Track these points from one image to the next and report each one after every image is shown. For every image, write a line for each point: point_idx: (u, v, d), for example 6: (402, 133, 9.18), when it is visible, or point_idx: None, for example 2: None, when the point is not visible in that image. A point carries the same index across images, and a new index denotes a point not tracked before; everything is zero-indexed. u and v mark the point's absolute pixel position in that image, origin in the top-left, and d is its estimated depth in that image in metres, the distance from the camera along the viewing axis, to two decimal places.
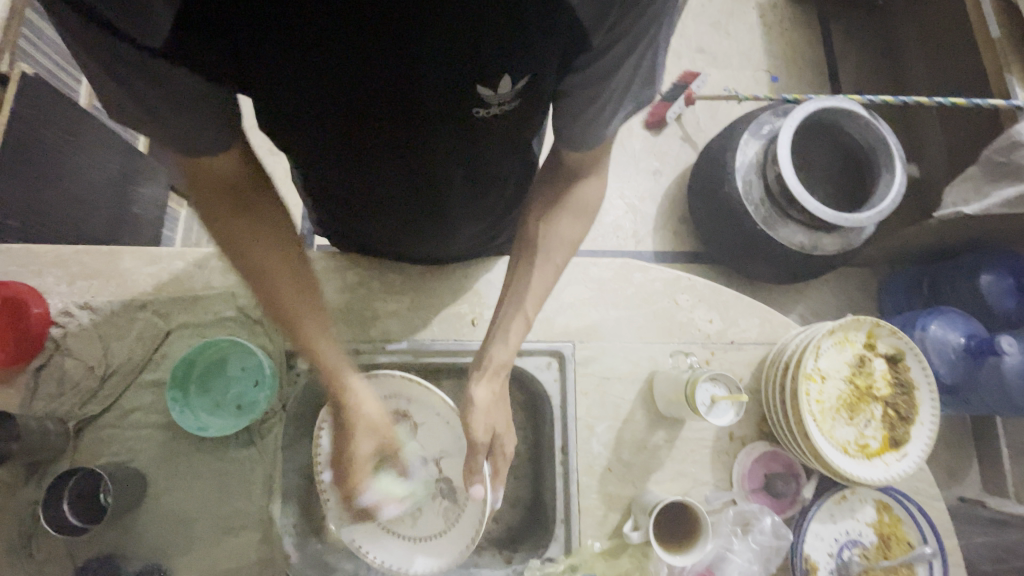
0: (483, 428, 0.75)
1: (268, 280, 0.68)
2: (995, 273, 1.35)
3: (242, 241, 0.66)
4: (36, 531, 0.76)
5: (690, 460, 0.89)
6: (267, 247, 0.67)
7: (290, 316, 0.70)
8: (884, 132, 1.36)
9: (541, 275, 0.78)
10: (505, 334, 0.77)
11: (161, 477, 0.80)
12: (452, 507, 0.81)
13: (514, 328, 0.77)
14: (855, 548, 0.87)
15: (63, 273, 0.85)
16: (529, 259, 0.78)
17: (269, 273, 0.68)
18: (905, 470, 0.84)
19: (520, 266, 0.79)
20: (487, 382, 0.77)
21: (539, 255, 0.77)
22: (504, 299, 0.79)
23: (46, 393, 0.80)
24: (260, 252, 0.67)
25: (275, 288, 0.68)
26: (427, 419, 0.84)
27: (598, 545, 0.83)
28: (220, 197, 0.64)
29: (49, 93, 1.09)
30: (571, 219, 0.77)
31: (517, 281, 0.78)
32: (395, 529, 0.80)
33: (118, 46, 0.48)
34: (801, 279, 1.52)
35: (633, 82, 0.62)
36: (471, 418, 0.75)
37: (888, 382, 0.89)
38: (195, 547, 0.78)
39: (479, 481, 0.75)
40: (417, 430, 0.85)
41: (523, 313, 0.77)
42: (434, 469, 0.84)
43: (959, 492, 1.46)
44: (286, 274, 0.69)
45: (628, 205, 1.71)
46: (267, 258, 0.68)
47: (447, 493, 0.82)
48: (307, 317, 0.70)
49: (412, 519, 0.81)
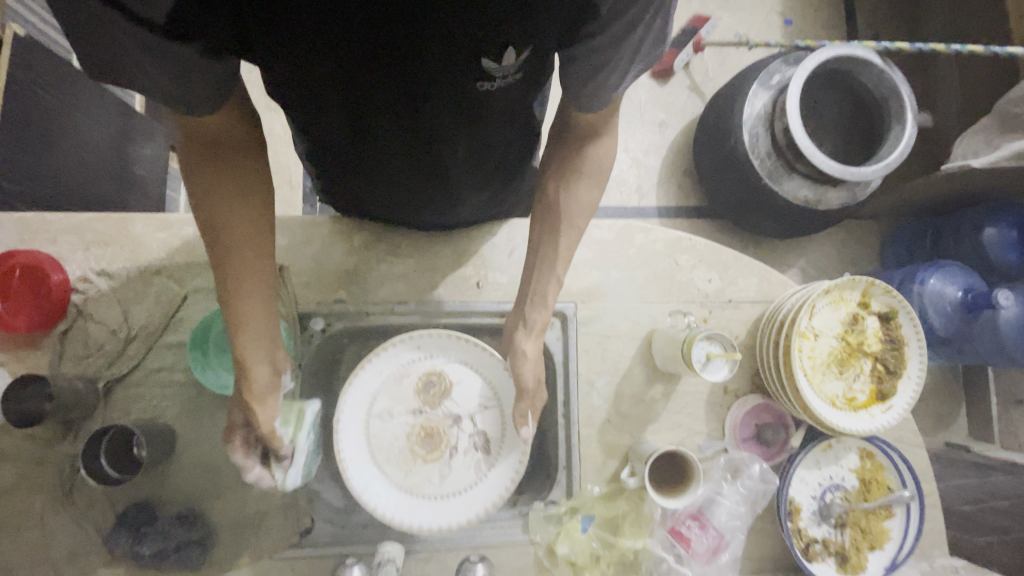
0: (532, 375, 0.78)
1: (229, 255, 0.64)
2: (1000, 227, 1.34)
3: (226, 217, 0.63)
4: (76, 482, 0.82)
5: (685, 412, 0.94)
6: (242, 212, 0.64)
7: (229, 309, 0.66)
8: (898, 81, 1.31)
9: (568, 241, 0.77)
10: (542, 296, 0.78)
11: (188, 432, 0.85)
12: (485, 459, 0.82)
13: (551, 291, 0.78)
14: (837, 491, 0.93)
15: (77, 240, 0.87)
16: (552, 227, 0.76)
17: (232, 241, 0.64)
18: (890, 421, 0.89)
19: (543, 233, 0.78)
20: (535, 337, 0.79)
21: (561, 222, 0.75)
22: (532, 265, 0.79)
23: (73, 355, 0.85)
24: (232, 222, 0.63)
25: (232, 268, 0.65)
26: (460, 377, 0.84)
27: (597, 489, 0.90)
28: (206, 159, 0.60)
29: (43, 54, 1.08)
30: (584, 196, 0.75)
31: (541, 248, 0.78)
32: (418, 490, 0.80)
33: (129, 28, 0.47)
34: (804, 232, 1.53)
35: (644, 42, 0.58)
36: (520, 367, 0.79)
37: (879, 339, 0.92)
38: (225, 494, 0.84)
39: (527, 423, 0.79)
40: (450, 390, 0.83)
41: (557, 276, 0.78)
42: (468, 425, 0.83)
43: (945, 438, 1.53)
44: (251, 254, 0.66)
45: (633, 159, 1.69)
46: (247, 230, 0.65)
47: (481, 447, 0.83)
48: (249, 290, 0.66)
49: (439, 477, 0.81)
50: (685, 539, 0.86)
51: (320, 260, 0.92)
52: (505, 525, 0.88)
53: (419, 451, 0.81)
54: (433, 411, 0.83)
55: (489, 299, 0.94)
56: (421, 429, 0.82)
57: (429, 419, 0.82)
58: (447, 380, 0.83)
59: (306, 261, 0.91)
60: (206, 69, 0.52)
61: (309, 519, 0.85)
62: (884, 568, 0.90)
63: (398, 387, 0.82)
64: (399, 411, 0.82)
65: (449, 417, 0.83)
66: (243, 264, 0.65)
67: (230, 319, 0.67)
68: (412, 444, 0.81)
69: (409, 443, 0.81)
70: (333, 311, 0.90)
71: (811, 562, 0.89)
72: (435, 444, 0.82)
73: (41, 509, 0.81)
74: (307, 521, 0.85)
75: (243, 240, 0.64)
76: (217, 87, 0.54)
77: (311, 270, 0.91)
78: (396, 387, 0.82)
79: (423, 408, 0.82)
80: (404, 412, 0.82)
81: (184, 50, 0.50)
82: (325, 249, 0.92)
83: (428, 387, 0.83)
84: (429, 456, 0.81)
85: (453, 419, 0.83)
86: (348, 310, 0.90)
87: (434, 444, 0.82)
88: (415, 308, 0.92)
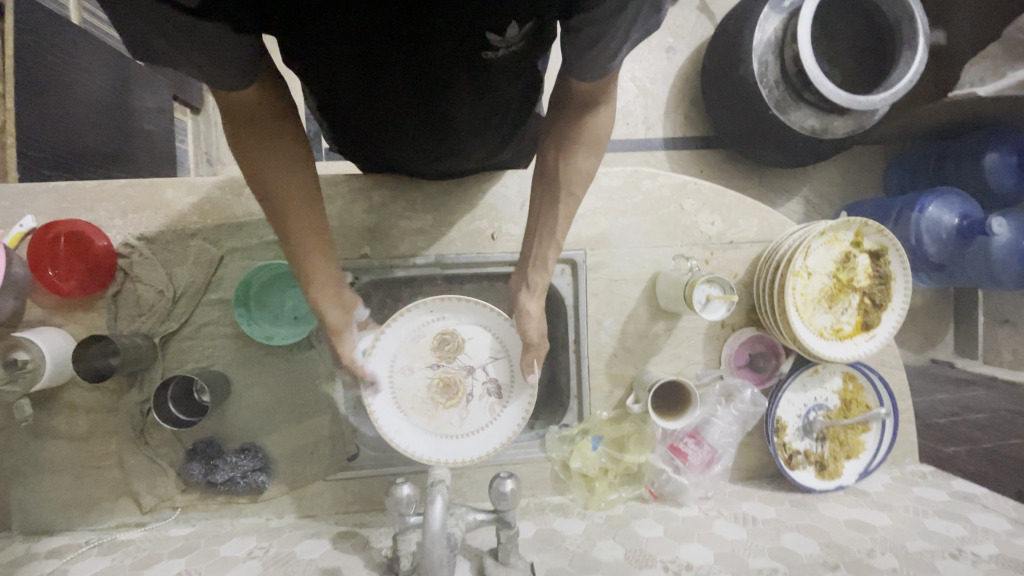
0: (536, 331, 0.83)
1: (288, 221, 0.70)
2: (1001, 151, 1.34)
3: (273, 183, 0.67)
4: (147, 425, 0.93)
5: (685, 345, 1.03)
6: (285, 178, 0.68)
7: (302, 263, 0.73)
8: (913, 2, 1.26)
9: (566, 210, 0.80)
10: (543, 261, 0.82)
11: (239, 378, 0.96)
12: (497, 402, 0.90)
13: (551, 253, 0.81)
14: (820, 410, 1.04)
15: (114, 207, 0.92)
16: (553, 195, 0.79)
17: (285, 206, 0.69)
18: (872, 348, 0.97)
19: (546, 199, 0.81)
20: (537, 298, 0.83)
21: (561, 188, 0.78)
22: (535, 231, 0.83)
23: (127, 314, 0.93)
24: (282, 190, 0.68)
25: (292, 229, 0.71)
26: (472, 333, 0.90)
27: (605, 414, 1.02)
28: (252, 133, 0.64)
29: (46, 17, 1.03)
30: (583, 163, 0.76)
31: (544, 216, 0.81)
32: (442, 431, 0.88)
33: (164, 9, 0.48)
34: (810, 160, 1.54)
35: (640, 13, 0.59)
36: (524, 326, 0.83)
37: (868, 275, 0.98)
38: (279, 429, 0.96)
39: (533, 369, 0.85)
40: (464, 345, 0.90)
41: (556, 241, 0.81)
42: (482, 374, 0.90)
43: (932, 355, 1.63)
44: (305, 216, 0.71)
45: (639, 88, 1.66)
46: (295, 195, 0.69)
47: (494, 392, 0.90)
48: (313, 246, 0.73)
49: (459, 420, 0.89)
50: (682, 453, 0.98)
51: (342, 218, 0.97)
52: (525, 445, 1.00)
53: (440, 399, 0.89)
54: (450, 364, 0.89)
55: (503, 249, 1.00)
56: (440, 379, 0.89)
57: (446, 371, 0.89)
58: (460, 336, 0.90)
59: (330, 219, 0.97)
60: (237, 46, 0.53)
61: (355, 447, 0.98)
62: (857, 474, 1.03)
63: (416, 345, 0.88)
64: (419, 366, 0.88)
65: (463, 369, 0.90)
66: (302, 225, 0.71)
67: (302, 273, 0.74)
68: (432, 393, 0.88)
69: (430, 393, 0.88)
70: (360, 266, 0.97)
71: (793, 470, 1.02)
72: (453, 393, 0.89)
73: (118, 448, 0.93)
74: (353, 448, 0.98)
75: (301, 205, 0.70)
76: (243, 66, 0.56)
77: (335, 227, 0.97)
78: (414, 345, 0.88)
79: (440, 361, 0.89)
80: (423, 366, 0.89)
81: (219, 28, 0.51)
82: (346, 207, 0.97)
83: (443, 344, 0.89)
84: (449, 402, 0.89)
85: (468, 369, 0.90)
86: (374, 264, 0.97)
87: (452, 392, 0.89)
88: (435, 258, 0.99)
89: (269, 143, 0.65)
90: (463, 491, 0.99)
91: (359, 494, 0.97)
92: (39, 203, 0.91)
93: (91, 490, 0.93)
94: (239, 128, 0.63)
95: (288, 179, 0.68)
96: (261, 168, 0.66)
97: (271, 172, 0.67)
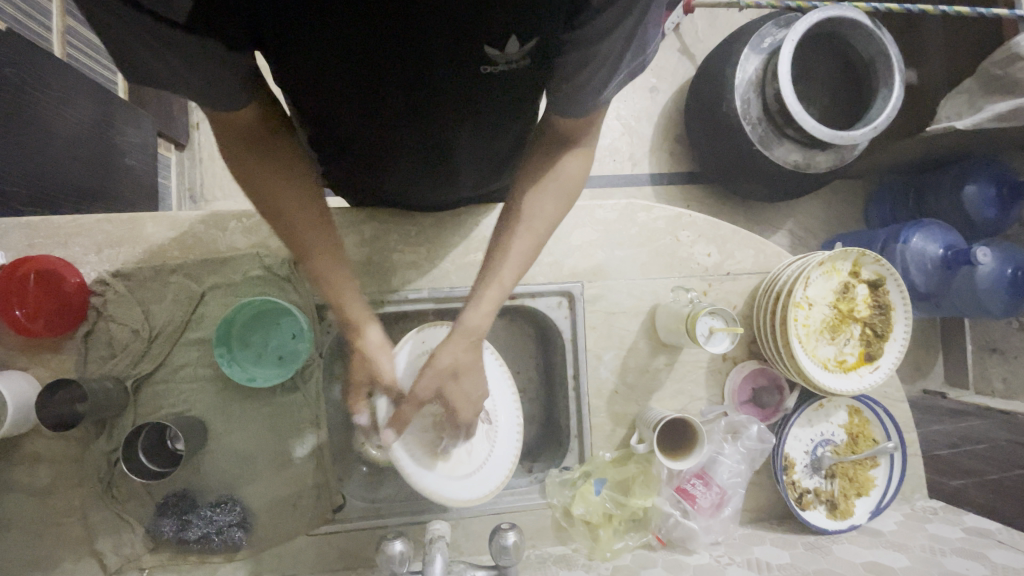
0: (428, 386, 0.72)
1: (302, 236, 0.67)
2: (979, 183, 1.37)
3: (275, 201, 0.64)
4: (114, 477, 0.85)
5: (687, 380, 1.00)
6: (286, 192, 0.64)
7: (323, 274, 0.70)
8: (886, 43, 1.32)
9: (518, 244, 0.72)
10: (481, 299, 0.72)
11: (218, 423, 0.89)
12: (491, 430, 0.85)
13: (489, 295, 0.71)
14: (827, 446, 1.01)
15: (89, 242, 0.88)
16: (513, 221, 0.73)
17: (293, 221, 0.66)
18: (876, 380, 0.96)
19: (502, 228, 0.74)
20: (454, 347, 0.72)
21: (520, 218, 0.72)
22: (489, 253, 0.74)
23: (98, 356, 0.87)
24: (288, 204, 0.65)
25: (305, 245, 0.68)
26: None
27: (608, 455, 0.97)
28: (245, 149, 0.61)
29: (32, 52, 1.00)
30: (542, 206, 0.72)
31: (498, 247, 0.73)
32: (455, 469, 0.79)
33: (149, 25, 0.46)
34: (795, 194, 1.56)
35: (627, 46, 0.58)
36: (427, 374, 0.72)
37: (868, 305, 0.97)
38: (259, 478, 0.89)
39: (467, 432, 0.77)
40: None
41: (499, 281, 0.72)
42: None
43: (923, 385, 1.62)
44: (315, 228, 0.67)
45: (625, 126, 1.70)
46: (303, 207, 0.66)
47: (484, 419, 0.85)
48: (327, 263, 0.69)
49: (467, 455, 0.81)
50: (690, 496, 0.93)
51: None
52: (525, 492, 0.95)
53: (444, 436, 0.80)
54: None
55: None
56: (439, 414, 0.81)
57: None
58: None
59: None
60: (224, 66, 0.51)
61: (341, 497, 0.91)
62: (869, 512, 0.99)
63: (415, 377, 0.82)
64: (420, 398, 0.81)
65: None
66: (312, 238, 0.68)
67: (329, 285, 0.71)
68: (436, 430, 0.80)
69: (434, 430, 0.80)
70: None
71: (804, 510, 0.97)
72: None
73: (80, 504, 0.85)
74: (339, 498, 0.91)
75: (306, 218, 0.66)
76: (234, 87, 0.54)
77: None
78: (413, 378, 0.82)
79: None
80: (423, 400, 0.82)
81: (204, 46, 0.49)
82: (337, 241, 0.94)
83: None
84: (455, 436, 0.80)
85: None
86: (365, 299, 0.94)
87: None
88: (429, 293, 0.96)
89: (266, 157, 0.62)
90: (458, 543, 0.92)
91: (346, 550, 0.90)
92: (9, 239, 0.86)
93: (49, 552, 0.84)
94: (233, 148, 0.61)
95: (291, 193, 0.64)
96: (261, 185, 0.63)
97: (270, 188, 0.63)
